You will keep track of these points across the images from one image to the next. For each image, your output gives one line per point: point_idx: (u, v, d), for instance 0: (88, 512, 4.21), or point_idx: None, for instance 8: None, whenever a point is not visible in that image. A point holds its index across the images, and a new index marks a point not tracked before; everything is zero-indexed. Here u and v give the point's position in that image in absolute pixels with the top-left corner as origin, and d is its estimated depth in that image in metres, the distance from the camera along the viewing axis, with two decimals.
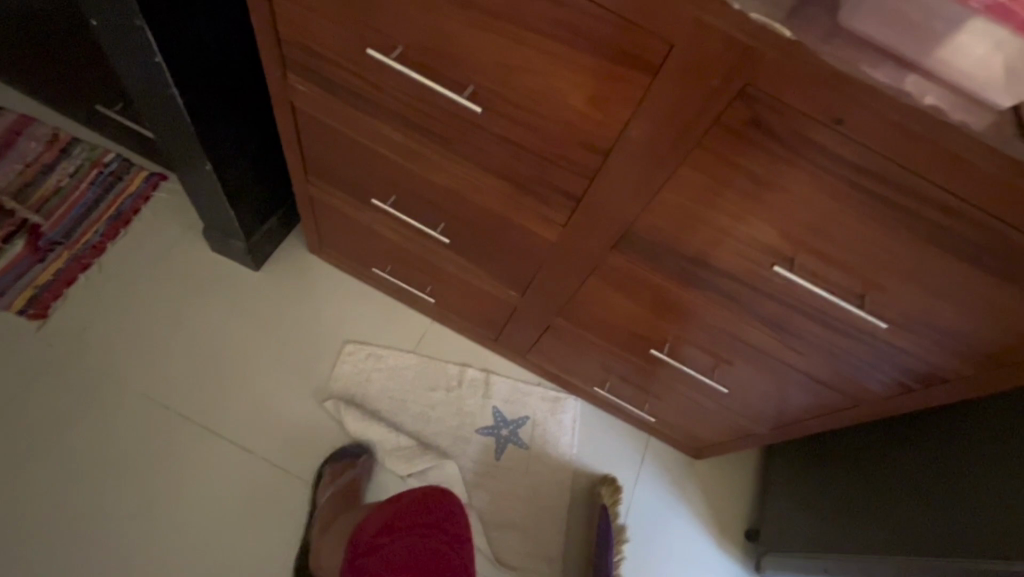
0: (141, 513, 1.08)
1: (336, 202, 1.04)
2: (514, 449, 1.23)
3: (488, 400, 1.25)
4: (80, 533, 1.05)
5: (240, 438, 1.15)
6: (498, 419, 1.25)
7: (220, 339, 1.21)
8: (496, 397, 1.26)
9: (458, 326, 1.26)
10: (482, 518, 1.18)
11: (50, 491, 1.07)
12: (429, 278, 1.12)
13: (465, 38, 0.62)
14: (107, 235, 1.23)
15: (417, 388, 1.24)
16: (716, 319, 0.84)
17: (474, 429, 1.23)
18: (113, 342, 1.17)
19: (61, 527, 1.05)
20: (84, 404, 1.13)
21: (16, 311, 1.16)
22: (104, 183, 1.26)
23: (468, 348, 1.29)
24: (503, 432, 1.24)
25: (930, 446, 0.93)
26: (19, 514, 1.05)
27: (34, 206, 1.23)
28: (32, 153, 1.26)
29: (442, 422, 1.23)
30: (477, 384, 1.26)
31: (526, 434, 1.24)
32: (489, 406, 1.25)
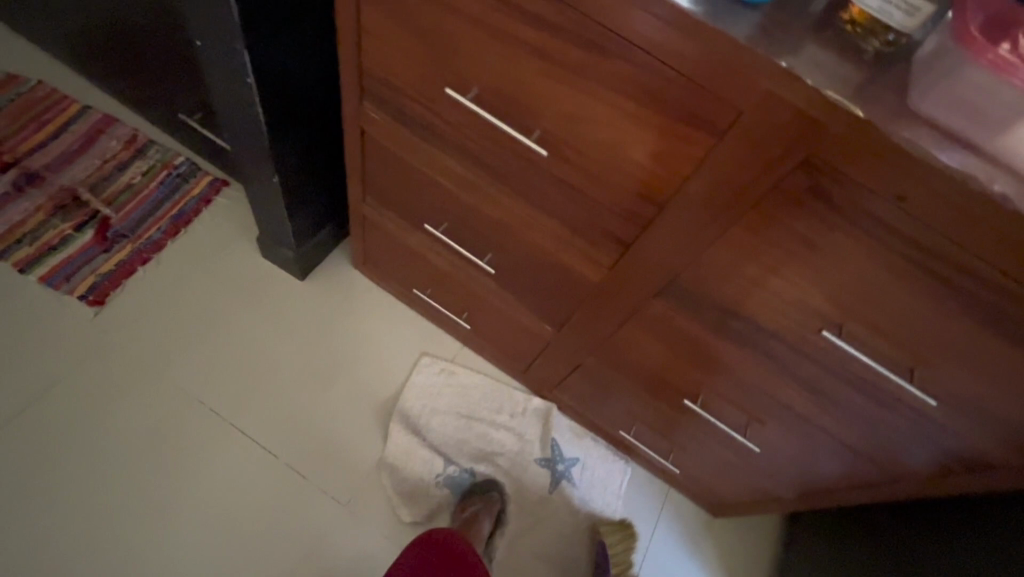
0: (164, 504, 1.10)
1: (387, 223, 1.08)
2: (568, 488, 1.22)
3: (548, 432, 1.25)
4: (105, 518, 1.08)
5: (266, 442, 1.17)
6: (555, 452, 1.24)
7: (260, 344, 1.24)
8: (547, 430, 1.25)
9: (488, 354, 1.26)
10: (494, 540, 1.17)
11: (83, 474, 1.10)
12: (468, 305, 1.14)
13: (538, 88, 0.66)
14: (168, 232, 1.30)
15: (479, 409, 1.26)
16: (753, 377, 0.84)
17: (531, 458, 1.24)
18: (160, 336, 1.22)
19: (87, 511, 1.08)
20: (125, 393, 1.17)
21: (76, 297, 1.22)
22: (172, 184, 1.34)
23: (497, 374, 1.29)
24: (559, 466, 1.23)
25: (974, 529, 0.88)
26: (50, 493, 1.08)
27: (106, 200, 1.31)
28: (111, 150, 1.35)
29: (493, 443, 1.23)
30: (531, 414, 1.26)
31: (573, 473, 1.23)
32: (549, 437, 1.25)
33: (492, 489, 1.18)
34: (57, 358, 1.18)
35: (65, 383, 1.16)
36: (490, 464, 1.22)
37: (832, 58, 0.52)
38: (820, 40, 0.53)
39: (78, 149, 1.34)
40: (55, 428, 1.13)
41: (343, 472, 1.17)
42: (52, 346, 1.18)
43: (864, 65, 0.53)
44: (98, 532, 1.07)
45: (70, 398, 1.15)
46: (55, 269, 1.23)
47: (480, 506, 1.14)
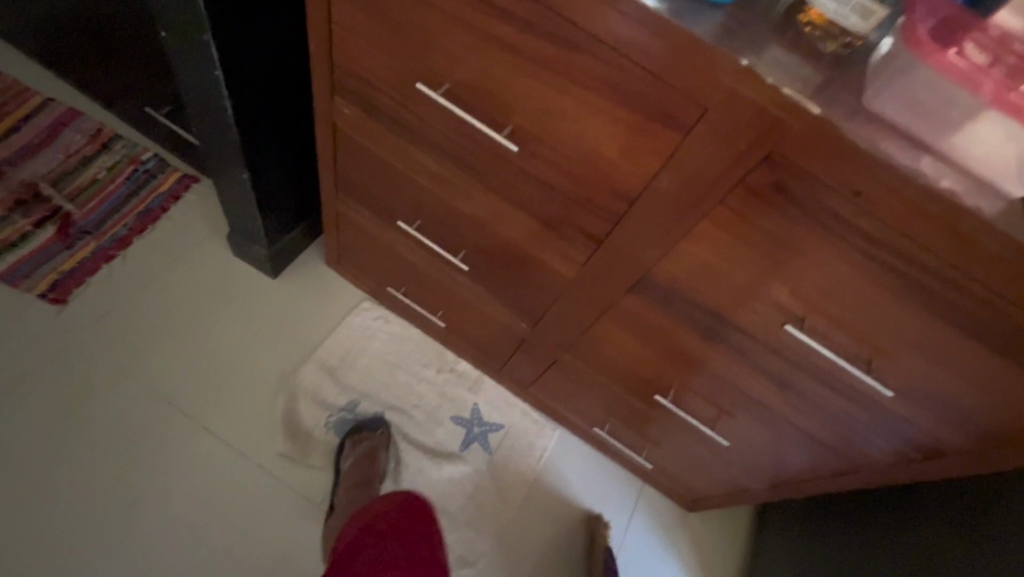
0: (129, 507, 1.07)
1: (361, 220, 1.07)
2: (542, 485, 1.22)
3: (524, 432, 1.25)
4: (65, 524, 1.04)
5: (236, 442, 1.15)
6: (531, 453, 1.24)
7: (230, 342, 1.22)
8: (524, 431, 1.25)
9: (461, 352, 1.25)
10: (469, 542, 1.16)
11: (43, 477, 1.06)
12: (443, 302, 1.14)
13: (509, 83, 0.67)
14: (135, 229, 1.27)
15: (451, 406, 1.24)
16: (722, 370, 0.86)
17: (501, 457, 1.22)
18: (125, 335, 1.19)
19: (47, 515, 1.04)
20: (88, 394, 1.13)
21: (35, 296, 1.18)
22: (138, 180, 1.31)
23: (470, 372, 1.28)
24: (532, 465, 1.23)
25: (941, 515, 0.91)
26: (5, 499, 1.04)
27: (69, 195, 1.27)
28: (75, 144, 1.31)
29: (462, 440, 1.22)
30: (511, 410, 1.26)
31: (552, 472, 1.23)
32: (526, 438, 1.25)
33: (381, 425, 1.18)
34: (16, 358, 1.13)
35: (24, 384, 1.12)
36: (473, 446, 1.22)
37: (794, 57, 0.54)
38: (782, 40, 0.55)
39: (39, 142, 1.30)
40: (13, 431, 1.08)
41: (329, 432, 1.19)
42: (10, 346, 1.14)
43: (823, 66, 0.54)
44: (58, 538, 1.03)
45: (29, 400, 1.11)
46: (13, 267, 1.19)
47: (370, 439, 1.14)
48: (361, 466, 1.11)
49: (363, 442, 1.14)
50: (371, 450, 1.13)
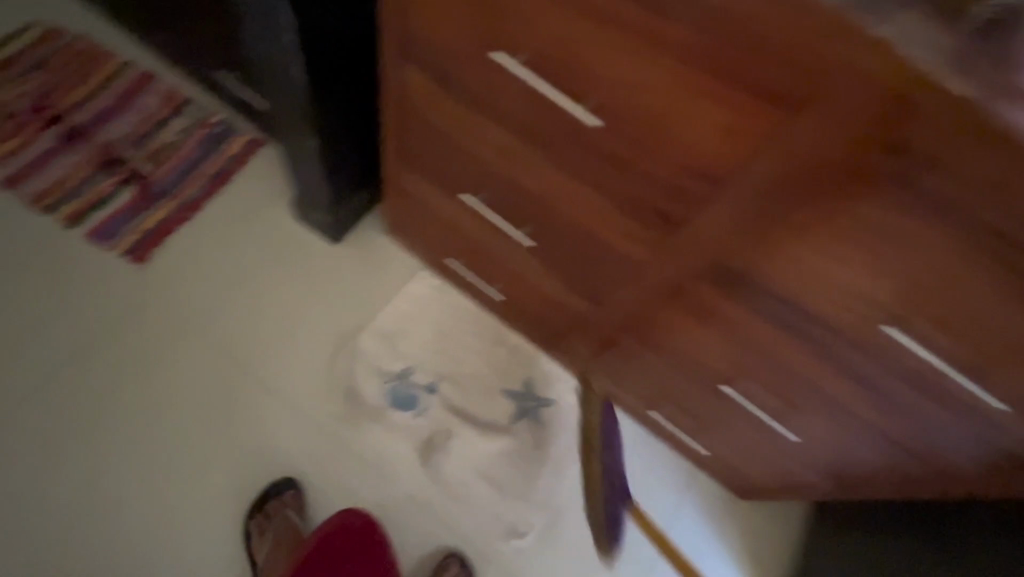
0: (205, 457, 1.15)
1: (420, 189, 1.05)
2: None
3: (579, 412, 1.24)
4: (151, 468, 1.13)
5: (299, 403, 1.19)
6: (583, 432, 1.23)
7: (293, 306, 1.25)
8: (578, 410, 1.24)
9: (514, 327, 1.24)
10: (523, 518, 1.15)
11: (130, 424, 1.15)
12: (500, 274, 1.12)
13: (590, 53, 0.62)
14: (206, 192, 1.31)
15: (508, 379, 1.24)
16: (798, 365, 0.80)
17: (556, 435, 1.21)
18: (198, 294, 1.24)
19: (135, 458, 1.14)
20: (167, 349, 1.20)
21: (119, 254, 1.25)
22: (209, 143, 1.34)
23: (523, 347, 1.26)
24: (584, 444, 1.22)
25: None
26: (100, 441, 1.14)
27: (146, 157, 1.32)
28: (151, 107, 1.35)
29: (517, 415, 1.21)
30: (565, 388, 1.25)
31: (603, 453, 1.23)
32: (579, 417, 1.24)
33: (288, 485, 1.12)
34: (105, 313, 1.21)
35: (112, 337, 1.20)
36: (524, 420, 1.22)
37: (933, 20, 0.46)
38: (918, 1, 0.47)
39: (118, 105, 1.35)
40: (104, 380, 1.17)
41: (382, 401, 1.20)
42: (100, 301, 1.22)
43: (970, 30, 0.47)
44: (145, 480, 1.13)
45: (117, 352, 1.19)
46: (100, 226, 1.26)
47: (283, 507, 1.10)
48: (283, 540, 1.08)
49: (275, 515, 1.09)
50: (286, 519, 1.09)
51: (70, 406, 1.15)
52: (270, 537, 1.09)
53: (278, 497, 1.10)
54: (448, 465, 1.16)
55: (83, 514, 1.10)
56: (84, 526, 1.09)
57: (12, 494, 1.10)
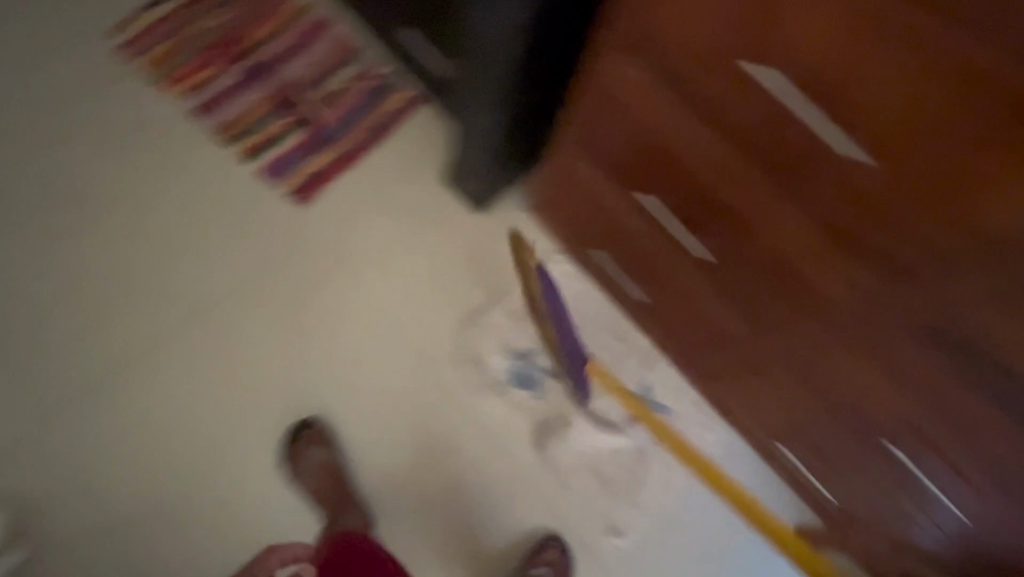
0: (337, 400, 1.19)
1: (582, 171, 1.03)
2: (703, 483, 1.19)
3: (693, 427, 1.22)
4: (288, 402, 1.18)
5: (428, 363, 1.22)
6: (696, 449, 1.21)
7: (434, 268, 1.28)
8: (694, 425, 1.22)
9: (641, 327, 1.22)
10: (624, 521, 1.16)
11: (274, 356, 1.21)
12: (646, 272, 1.08)
13: (880, 77, 0.57)
14: (369, 142, 1.34)
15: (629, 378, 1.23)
16: (997, 444, 0.74)
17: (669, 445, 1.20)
18: (346, 243, 1.28)
19: (274, 390, 1.19)
20: (315, 291, 1.25)
21: (286, 193, 1.29)
22: (376, 94, 1.38)
23: (645, 348, 1.25)
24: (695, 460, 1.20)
25: None
26: (246, 368, 1.20)
27: (318, 101, 1.36)
28: (325, 52, 1.40)
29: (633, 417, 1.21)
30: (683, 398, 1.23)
31: (713, 473, 1.21)
32: (693, 432, 1.22)
33: (315, 422, 1.16)
34: (262, 247, 1.26)
35: (268, 272, 1.25)
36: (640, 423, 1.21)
37: None
38: None
39: (297, 46, 1.40)
40: (255, 310, 1.23)
41: (504, 377, 1.22)
42: (260, 234, 1.27)
43: None
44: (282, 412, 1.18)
45: (270, 285, 1.25)
46: (271, 164, 1.31)
47: (314, 445, 1.12)
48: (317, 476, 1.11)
49: (308, 452, 1.12)
50: (314, 457, 1.11)
51: (220, 333, 1.21)
52: (308, 474, 1.11)
53: (305, 434, 1.13)
54: (559, 448, 1.18)
55: (224, 436, 1.17)
56: (222, 450, 1.15)
57: (163, 404, 1.16)
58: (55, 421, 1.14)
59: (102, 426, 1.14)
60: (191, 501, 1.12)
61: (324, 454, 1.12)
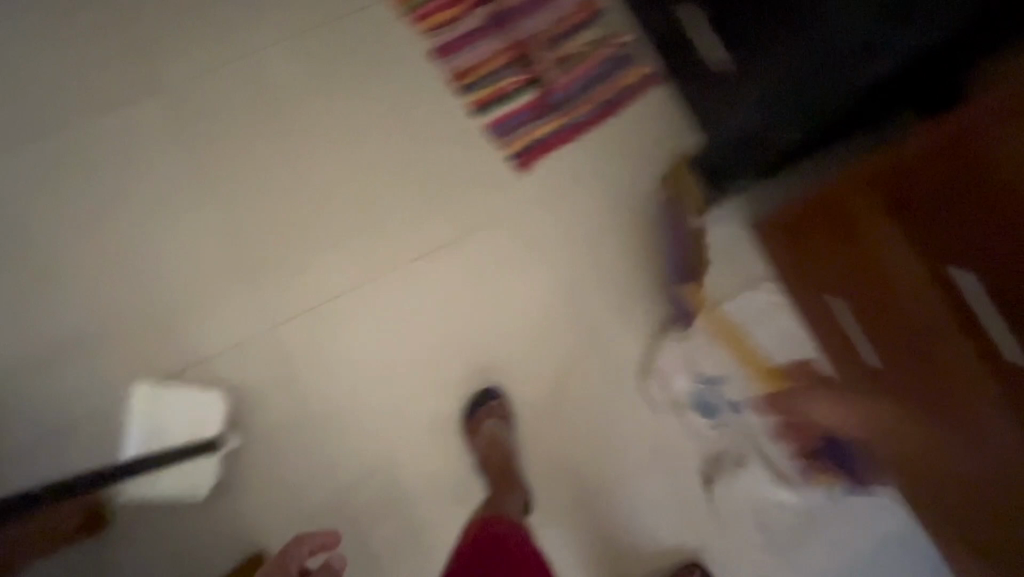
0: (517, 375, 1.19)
1: (852, 205, 0.87)
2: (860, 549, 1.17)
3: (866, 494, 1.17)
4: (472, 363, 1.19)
5: (612, 360, 1.21)
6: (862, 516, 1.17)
7: (636, 266, 1.24)
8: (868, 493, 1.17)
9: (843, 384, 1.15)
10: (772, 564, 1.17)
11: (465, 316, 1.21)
12: (851, 350, 1.00)
13: None
14: (596, 118, 1.29)
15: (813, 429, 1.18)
16: None
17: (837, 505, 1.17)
18: (558, 220, 1.25)
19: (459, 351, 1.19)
20: (516, 262, 1.23)
21: (507, 155, 1.27)
22: (612, 65, 1.30)
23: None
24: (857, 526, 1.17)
25: None
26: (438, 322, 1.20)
27: (552, 62, 1.30)
28: (569, 8, 1.32)
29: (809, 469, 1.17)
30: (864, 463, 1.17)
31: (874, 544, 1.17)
32: (864, 499, 1.17)
33: (494, 396, 1.16)
34: (474, 206, 1.25)
35: (475, 232, 1.24)
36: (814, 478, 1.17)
37: None
38: None
39: None
40: (455, 267, 1.23)
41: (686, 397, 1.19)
42: (474, 192, 1.26)
43: None
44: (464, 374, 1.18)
45: (475, 246, 1.24)
46: (497, 123, 1.28)
47: (490, 419, 1.13)
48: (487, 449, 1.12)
49: (483, 424, 1.13)
50: (491, 428, 1.12)
51: (421, 284, 1.21)
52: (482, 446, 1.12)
53: (485, 405, 1.14)
54: (719, 483, 1.18)
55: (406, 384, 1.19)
56: (405, 398, 1.17)
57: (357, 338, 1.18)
58: (263, 329, 1.17)
59: (304, 346, 1.17)
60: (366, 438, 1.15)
61: (498, 431, 1.13)
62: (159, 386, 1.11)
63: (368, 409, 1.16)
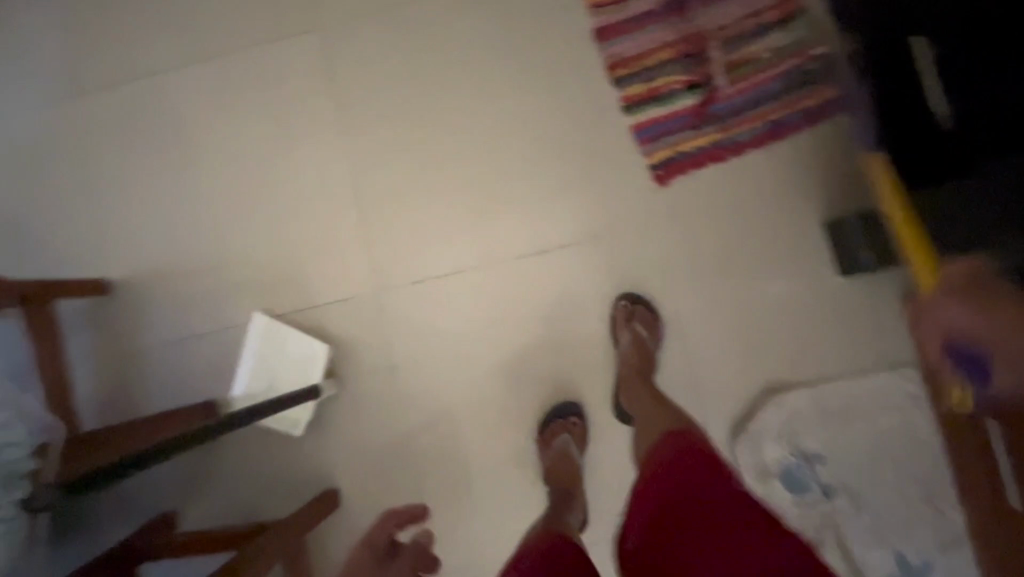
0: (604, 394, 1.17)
1: None
2: None
3: None
4: (563, 372, 1.18)
5: (708, 404, 1.14)
6: None
7: (758, 315, 1.14)
8: None
9: (970, 507, 1.02)
10: None
11: (568, 324, 1.18)
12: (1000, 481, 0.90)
13: None
14: (759, 139, 1.14)
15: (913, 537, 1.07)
16: None
17: None
18: (688, 246, 1.17)
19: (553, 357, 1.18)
20: (630, 279, 1.18)
21: (648, 164, 1.18)
22: (794, 79, 1.13)
23: (954, 523, 1.06)
24: None
25: None
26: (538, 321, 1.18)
27: (725, 65, 1.15)
28: (761, 3, 1.14)
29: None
30: None
31: None
32: None
33: (574, 412, 1.15)
34: (601, 212, 1.19)
35: (595, 239, 1.19)
36: None
37: None
38: None
39: None
40: (568, 271, 1.19)
41: (776, 467, 1.10)
42: (605, 196, 1.19)
43: None
44: (553, 380, 1.18)
45: (591, 253, 1.19)
46: (647, 124, 1.18)
47: (566, 431, 1.13)
48: (557, 458, 1.11)
49: (558, 434, 1.13)
50: (564, 443, 1.12)
51: (529, 280, 1.19)
52: (552, 458, 1.12)
53: (564, 418, 1.15)
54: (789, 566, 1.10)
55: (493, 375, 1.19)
56: (491, 389, 1.18)
57: (457, 321, 1.20)
58: (374, 289, 1.21)
59: (406, 313, 1.20)
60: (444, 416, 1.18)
61: (571, 446, 1.12)
62: (275, 320, 1.19)
63: (452, 389, 1.18)
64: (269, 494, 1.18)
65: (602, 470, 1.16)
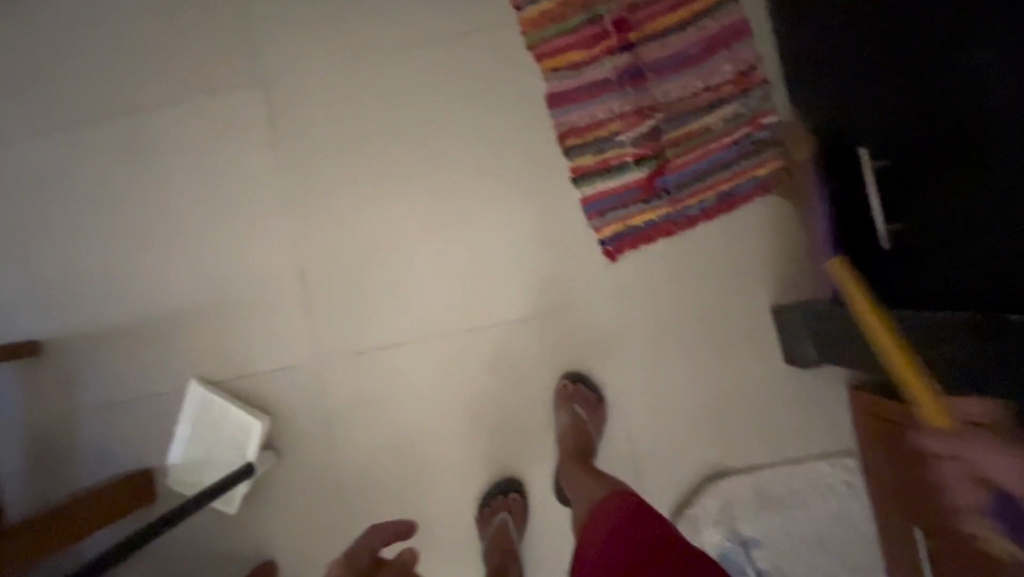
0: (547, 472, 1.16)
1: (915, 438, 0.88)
2: None
3: None
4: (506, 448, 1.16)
5: (648, 484, 1.14)
6: None
7: (703, 397, 1.13)
8: None
9: None
10: None
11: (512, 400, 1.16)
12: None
13: None
14: (709, 214, 1.12)
15: None
16: None
17: None
18: (636, 324, 1.14)
19: (496, 432, 1.16)
20: (575, 357, 1.15)
21: (597, 237, 1.14)
22: (746, 154, 1.11)
23: None
24: None
25: None
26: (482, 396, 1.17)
27: (678, 138, 1.12)
28: (718, 76, 1.11)
29: None
30: None
31: None
32: None
33: (516, 488, 1.14)
34: (549, 286, 1.16)
35: (542, 313, 1.16)
36: None
37: None
38: None
39: (689, 57, 1.12)
40: (513, 347, 1.16)
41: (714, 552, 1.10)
42: (553, 271, 1.16)
43: None
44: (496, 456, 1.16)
45: (537, 328, 1.16)
46: (595, 197, 1.14)
47: (505, 509, 1.12)
48: (495, 538, 1.10)
49: (496, 513, 1.12)
50: (502, 522, 1.11)
51: (474, 353, 1.17)
52: (491, 537, 1.10)
53: (503, 496, 1.13)
54: None
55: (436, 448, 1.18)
56: (432, 462, 1.17)
57: (398, 392, 1.18)
58: (315, 358, 1.19)
59: (348, 383, 1.18)
60: (383, 489, 1.17)
61: (510, 524, 1.11)
62: (211, 390, 1.16)
63: (392, 462, 1.17)
64: (207, 563, 1.16)
65: (541, 546, 1.16)
